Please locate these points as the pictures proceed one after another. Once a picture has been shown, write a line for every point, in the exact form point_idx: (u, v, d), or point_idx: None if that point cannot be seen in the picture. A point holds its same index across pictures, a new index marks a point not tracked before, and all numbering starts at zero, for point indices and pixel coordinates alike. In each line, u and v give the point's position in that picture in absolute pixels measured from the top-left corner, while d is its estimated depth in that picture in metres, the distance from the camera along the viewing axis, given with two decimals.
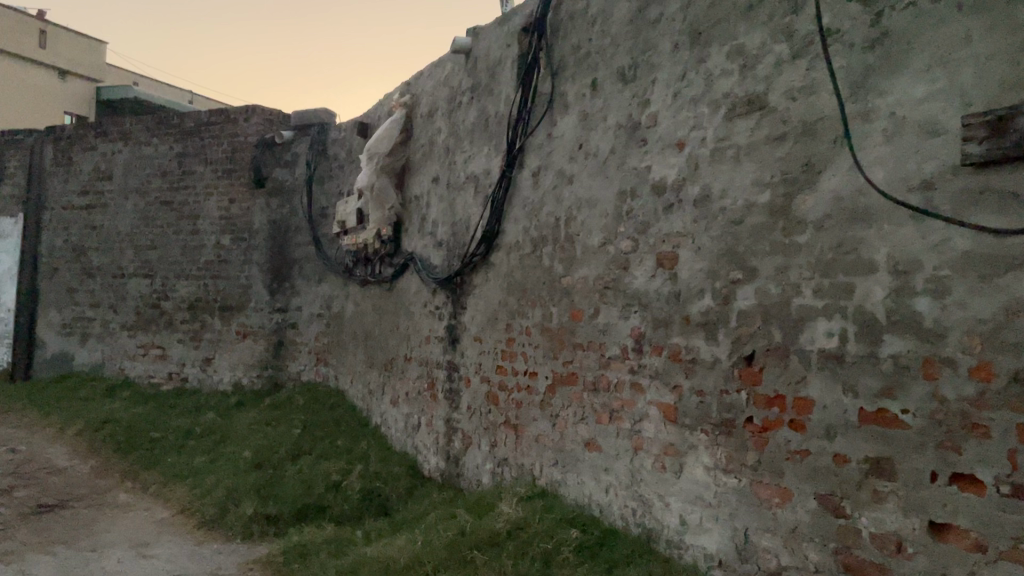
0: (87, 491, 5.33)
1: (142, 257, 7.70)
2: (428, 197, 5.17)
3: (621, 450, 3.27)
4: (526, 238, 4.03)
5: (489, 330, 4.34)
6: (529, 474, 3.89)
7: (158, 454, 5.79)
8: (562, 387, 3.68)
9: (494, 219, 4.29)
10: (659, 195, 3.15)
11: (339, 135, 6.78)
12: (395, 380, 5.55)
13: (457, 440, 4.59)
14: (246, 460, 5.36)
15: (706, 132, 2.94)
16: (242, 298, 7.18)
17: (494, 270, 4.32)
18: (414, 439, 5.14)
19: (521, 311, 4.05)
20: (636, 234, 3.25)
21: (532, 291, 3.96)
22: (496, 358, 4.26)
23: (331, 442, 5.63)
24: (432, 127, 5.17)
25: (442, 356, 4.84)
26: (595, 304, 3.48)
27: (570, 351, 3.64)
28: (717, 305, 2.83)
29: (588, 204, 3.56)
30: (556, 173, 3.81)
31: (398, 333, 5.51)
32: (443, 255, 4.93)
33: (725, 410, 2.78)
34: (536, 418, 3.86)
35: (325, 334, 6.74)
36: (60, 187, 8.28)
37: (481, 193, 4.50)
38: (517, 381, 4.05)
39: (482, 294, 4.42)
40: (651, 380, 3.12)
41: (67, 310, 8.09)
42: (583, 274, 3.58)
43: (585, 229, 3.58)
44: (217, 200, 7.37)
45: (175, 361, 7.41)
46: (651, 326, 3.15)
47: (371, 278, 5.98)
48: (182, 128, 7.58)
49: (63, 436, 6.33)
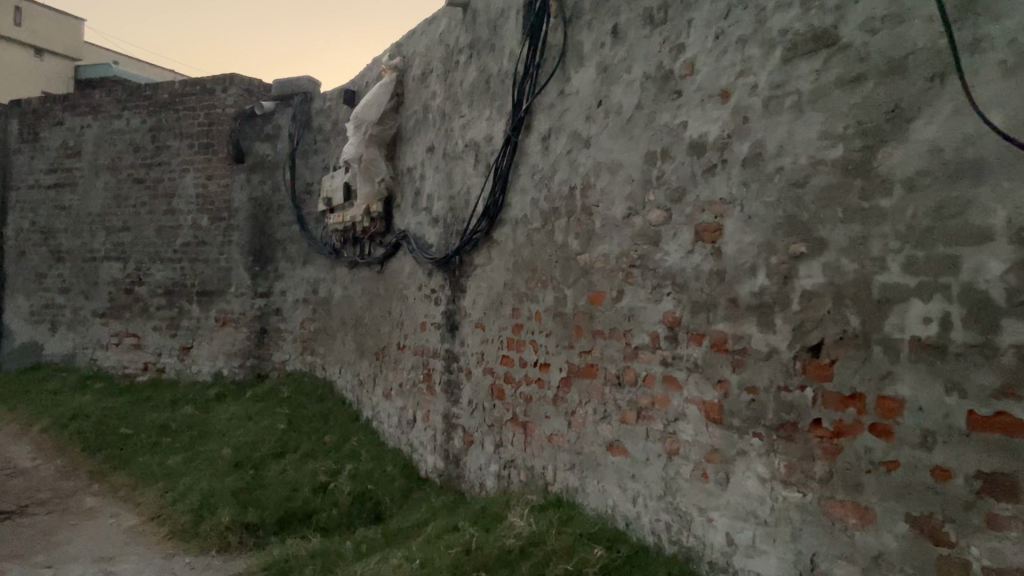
0: (50, 495, 4.84)
1: (114, 239, 7.19)
2: (423, 168, 4.68)
3: (651, 454, 2.81)
4: (535, 211, 3.55)
5: (493, 316, 3.87)
6: (540, 479, 3.43)
7: (129, 452, 5.31)
8: (579, 381, 3.21)
9: (497, 191, 3.80)
10: (696, 157, 2.67)
11: (325, 104, 6.26)
12: (387, 371, 5.07)
13: (457, 439, 4.13)
14: (226, 460, 4.89)
15: (757, 78, 2.46)
16: (222, 283, 6.68)
17: (498, 249, 3.84)
18: (409, 436, 4.67)
19: (529, 295, 3.57)
20: (669, 203, 2.78)
21: (542, 271, 3.48)
22: (501, 347, 3.79)
23: (318, 439, 5.16)
24: (427, 90, 4.67)
25: (439, 345, 4.37)
26: (618, 285, 3.01)
27: (587, 340, 3.17)
28: (774, 285, 2.37)
29: (609, 170, 3.09)
30: (571, 135, 3.33)
31: (391, 318, 5.04)
32: (439, 232, 4.44)
33: (785, 411, 2.32)
34: (547, 415, 3.40)
35: (311, 321, 6.25)
36: (26, 165, 7.73)
37: (482, 161, 4.01)
38: (525, 374, 3.58)
39: (485, 275, 3.94)
40: (689, 373, 2.65)
41: (35, 296, 7.57)
42: (602, 252, 3.10)
43: (605, 198, 3.10)
44: (194, 177, 6.85)
45: (151, 351, 6.91)
46: (688, 310, 2.67)
47: (360, 259, 5.48)
48: (156, 100, 7.04)
49: (28, 434, 5.84)
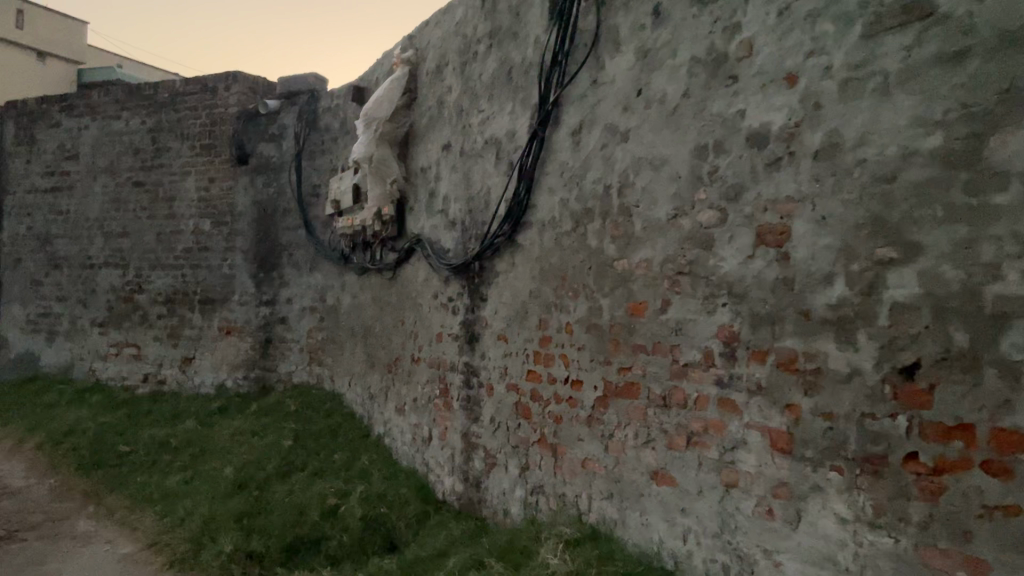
0: (41, 519, 4.53)
1: (112, 245, 6.89)
2: (438, 167, 4.37)
3: (704, 486, 2.49)
4: (564, 213, 3.24)
5: (517, 328, 3.55)
6: (573, 507, 3.11)
7: (126, 471, 5.01)
8: (617, 401, 2.89)
9: (522, 191, 3.49)
10: (756, 150, 2.36)
11: (332, 103, 5.96)
12: (400, 385, 4.76)
13: (478, 460, 3.81)
14: (229, 481, 4.59)
15: (832, 57, 2.14)
16: (225, 290, 6.38)
17: (523, 254, 3.52)
18: (424, 455, 4.36)
19: (559, 305, 3.26)
20: (724, 202, 2.46)
21: (573, 279, 3.17)
22: (526, 362, 3.47)
23: (326, 457, 4.85)
24: (441, 84, 4.36)
25: (457, 358, 4.05)
26: (662, 295, 2.69)
27: (626, 356, 2.85)
28: (856, 297, 2.05)
29: (651, 167, 2.77)
30: (605, 128, 3.01)
31: (404, 329, 4.73)
32: (456, 236, 4.13)
33: (871, 442, 2.00)
34: (580, 437, 3.09)
35: (319, 330, 5.93)
36: (22, 169, 7.45)
37: (504, 159, 3.69)
38: (554, 392, 3.26)
39: (508, 283, 3.63)
40: (750, 396, 2.34)
41: (31, 305, 7.28)
42: (644, 257, 2.78)
43: (646, 198, 2.79)
44: (196, 180, 6.55)
45: (151, 361, 6.61)
46: (748, 325, 2.36)
47: (370, 265, 5.17)
48: (156, 99, 6.75)
49: (21, 451, 5.54)
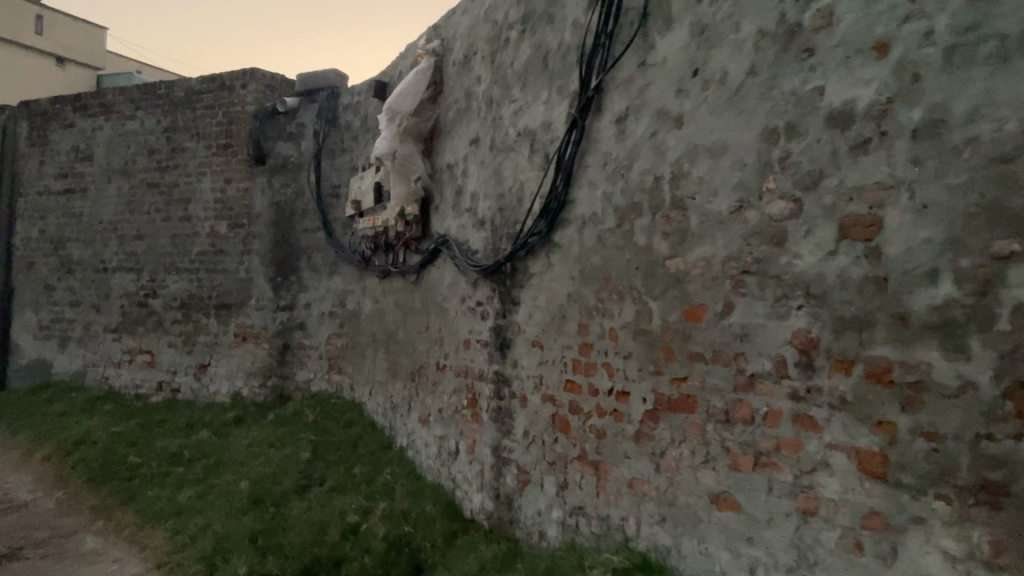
0: (47, 535, 4.29)
1: (126, 248, 6.68)
2: (466, 162, 4.10)
3: (775, 514, 2.20)
4: (608, 209, 2.96)
5: (553, 334, 3.27)
6: (619, 531, 2.83)
7: (136, 485, 4.77)
8: (670, 415, 2.60)
9: (560, 186, 3.21)
10: (838, 131, 2.08)
11: (353, 99, 5.72)
12: (425, 395, 4.49)
13: (510, 477, 3.53)
14: (243, 496, 4.34)
15: (933, 22, 1.88)
16: (241, 295, 6.14)
17: (560, 254, 3.24)
18: (451, 470, 4.08)
19: (601, 309, 2.97)
20: (799, 191, 2.17)
21: (618, 280, 2.89)
22: (564, 371, 3.19)
23: (346, 470, 4.59)
24: (469, 74, 4.10)
25: (487, 366, 3.78)
26: (724, 297, 2.40)
27: (681, 366, 2.56)
28: (967, 297, 1.79)
29: (709, 154, 2.49)
30: (655, 113, 2.73)
31: (429, 335, 4.46)
32: (486, 236, 3.86)
33: (989, 467, 1.73)
34: (627, 454, 2.80)
35: (338, 336, 5.67)
36: (35, 170, 7.27)
37: (539, 151, 3.42)
38: (597, 405, 2.97)
39: (544, 285, 3.35)
40: (833, 412, 2.05)
41: (44, 311, 7.09)
42: (701, 255, 2.49)
43: (704, 189, 2.50)
44: (212, 181, 6.33)
45: (165, 369, 6.38)
46: (830, 330, 2.07)
47: (393, 268, 4.91)
48: (171, 98, 6.55)
49: (29, 462, 5.31)
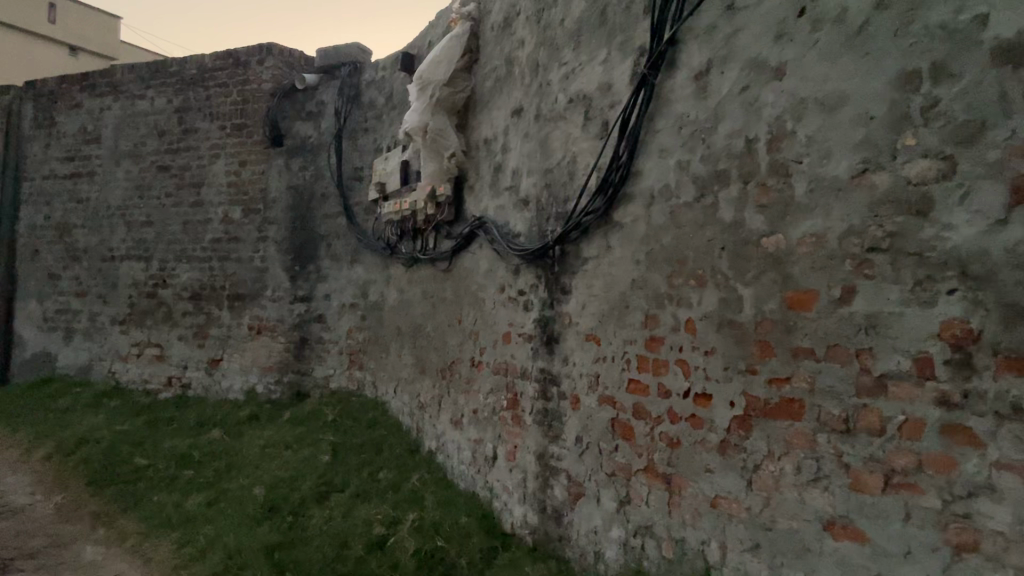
0: (43, 544, 3.91)
1: (135, 235, 6.31)
2: (506, 135, 3.68)
3: (916, 547, 1.80)
4: (683, 179, 2.53)
5: (612, 327, 2.85)
6: (697, 558, 2.41)
7: (142, 488, 4.39)
8: (767, 422, 2.18)
9: (623, 155, 2.78)
10: (1009, 69, 1.68)
11: (376, 74, 5.32)
12: (457, 394, 4.08)
13: (559, 488, 3.11)
14: (258, 504, 3.95)
15: None
16: (256, 285, 5.75)
17: (621, 235, 2.82)
18: (488, 477, 3.67)
19: (673, 297, 2.55)
20: (951, 147, 1.77)
21: (696, 263, 2.46)
22: (625, 369, 2.76)
23: (369, 475, 4.20)
24: (510, 37, 3.68)
25: (531, 363, 3.36)
26: (841, 281, 1.99)
27: (783, 364, 2.15)
28: None
29: (821, 107, 2.07)
30: (747, 64, 2.31)
31: (462, 328, 4.05)
32: (530, 217, 3.44)
33: None
34: (708, 467, 2.38)
35: (360, 330, 5.27)
36: (41, 153, 6.92)
37: (595, 117, 3.00)
38: (668, 409, 2.55)
39: (600, 270, 2.93)
40: (1002, 422, 1.66)
41: (49, 301, 6.73)
42: (810, 231, 2.08)
43: (815, 150, 2.08)
44: (225, 163, 5.95)
45: (175, 363, 6.00)
46: (998, 321, 1.67)
47: (421, 255, 4.50)
48: (183, 76, 6.17)
49: (27, 462, 4.94)
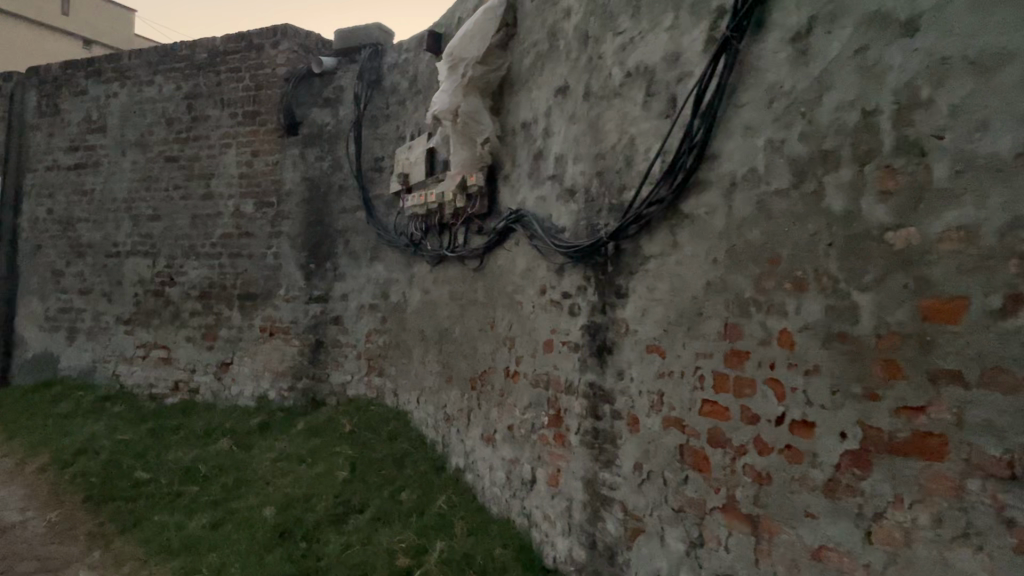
0: (31, 569, 3.53)
1: (140, 230, 5.94)
2: (548, 117, 3.27)
3: None
4: (776, 162, 2.12)
5: (679, 337, 2.42)
6: None
7: (142, 506, 4.01)
8: (894, 461, 1.77)
9: (698, 135, 2.35)
10: None
11: (399, 57, 4.92)
12: (488, 407, 3.67)
13: (612, 522, 2.70)
14: (268, 528, 3.57)
15: None
16: (268, 284, 5.37)
17: (692, 229, 2.40)
18: (525, 503, 3.26)
19: (763, 304, 2.13)
20: None
21: (793, 263, 2.04)
22: (698, 388, 2.35)
23: (390, 495, 3.80)
24: (554, 6, 3.27)
25: (578, 375, 2.95)
26: (1004, 289, 1.60)
27: (917, 390, 1.74)
28: None
29: (972, 68, 1.67)
30: (863, 20, 1.90)
31: (496, 333, 3.64)
32: (576, 209, 3.02)
33: None
34: (810, 511, 1.97)
35: (380, 333, 4.88)
36: (44, 143, 6.57)
37: (659, 92, 2.58)
38: (755, 437, 2.14)
39: (666, 270, 2.50)
40: None
41: (51, 299, 6.38)
42: (957, 223, 1.68)
43: (964, 122, 1.68)
44: (237, 153, 5.57)
45: (183, 367, 5.62)
46: None
47: (449, 252, 4.09)
48: (193, 60, 5.79)
49: (21, 473, 4.57)
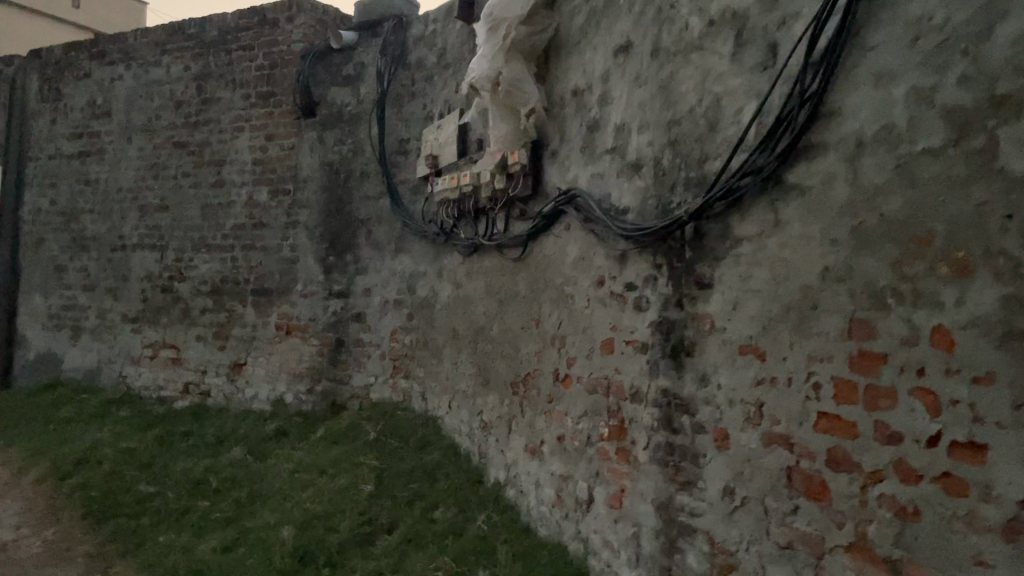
0: None
1: (148, 221, 5.55)
2: (605, 81, 2.84)
3: None
4: (924, 114, 1.68)
5: (785, 336, 1.99)
6: None
7: (147, 525, 3.63)
8: None
9: (813, 87, 1.91)
10: None
11: (425, 28, 4.49)
12: (533, 415, 3.25)
13: (695, 555, 2.27)
14: (285, 552, 3.17)
15: None
16: (285, 278, 4.96)
17: (802, 204, 1.96)
18: (581, 526, 2.84)
19: (906, 295, 1.70)
20: None
21: (953, 243, 1.61)
22: (812, 398, 1.91)
23: (423, 513, 3.39)
24: None
25: (646, 381, 2.52)
26: None
27: None
28: None
29: None
30: None
31: (542, 331, 3.22)
32: (642, 185, 2.59)
33: None
34: (980, 559, 1.54)
35: (406, 331, 4.46)
36: (47, 131, 6.19)
37: (754, 39, 2.14)
38: (896, 462, 1.70)
39: (765, 254, 2.07)
40: None
41: (55, 296, 6.01)
42: None
43: None
44: (251, 138, 5.17)
45: (193, 368, 5.23)
46: None
47: (485, 240, 3.67)
48: (203, 38, 5.39)
49: (18, 484, 4.20)
